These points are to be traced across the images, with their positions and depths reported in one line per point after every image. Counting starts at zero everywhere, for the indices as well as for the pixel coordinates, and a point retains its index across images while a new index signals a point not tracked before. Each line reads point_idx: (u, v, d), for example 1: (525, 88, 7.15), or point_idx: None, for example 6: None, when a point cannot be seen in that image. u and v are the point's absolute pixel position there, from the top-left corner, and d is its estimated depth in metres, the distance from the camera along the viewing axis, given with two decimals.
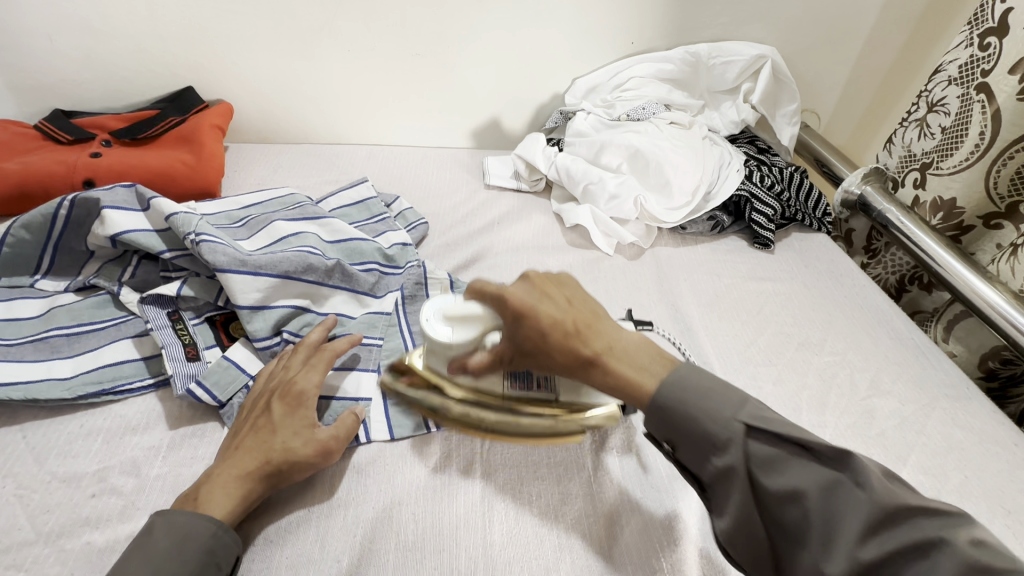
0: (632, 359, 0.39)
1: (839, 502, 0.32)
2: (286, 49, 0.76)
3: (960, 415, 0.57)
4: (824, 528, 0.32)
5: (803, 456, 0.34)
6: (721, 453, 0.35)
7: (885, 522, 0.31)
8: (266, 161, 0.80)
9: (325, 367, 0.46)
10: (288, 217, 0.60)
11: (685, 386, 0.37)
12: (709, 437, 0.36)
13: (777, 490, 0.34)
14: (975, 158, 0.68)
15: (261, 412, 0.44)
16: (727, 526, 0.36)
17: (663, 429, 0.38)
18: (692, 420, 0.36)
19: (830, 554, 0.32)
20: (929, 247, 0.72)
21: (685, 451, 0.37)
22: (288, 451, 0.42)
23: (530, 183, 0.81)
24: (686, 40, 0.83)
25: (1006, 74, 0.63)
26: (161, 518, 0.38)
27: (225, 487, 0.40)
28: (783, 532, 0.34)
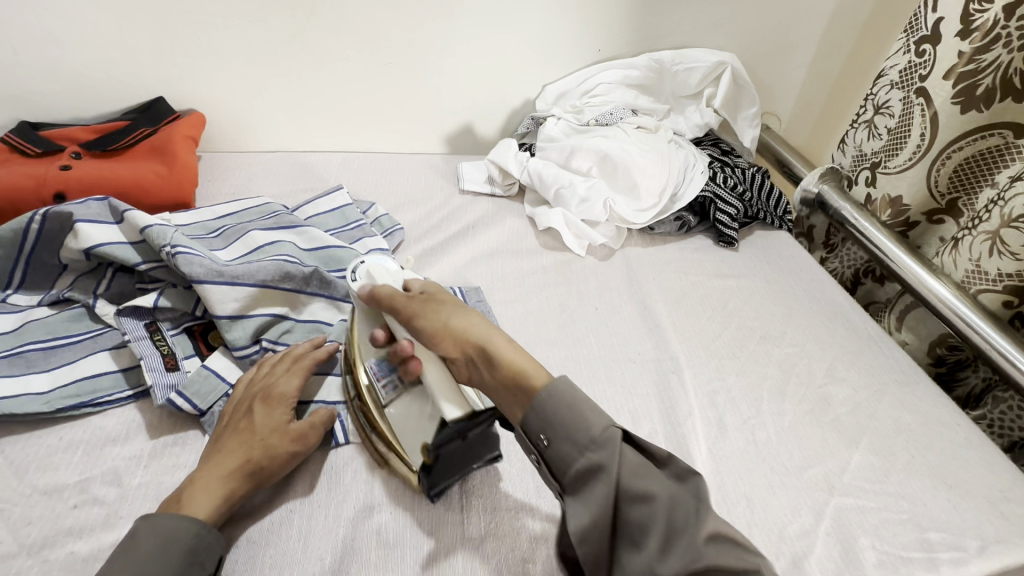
0: (512, 350, 0.45)
1: (680, 509, 0.35)
2: (258, 58, 0.76)
3: (908, 399, 0.61)
4: (663, 531, 0.35)
5: (651, 466, 0.37)
6: (595, 450, 0.38)
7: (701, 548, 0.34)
8: (240, 170, 0.81)
9: (302, 371, 0.49)
10: (264, 227, 0.61)
11: (561, 394, 0.40)
12: (586, 432, 0.39)
13: (634, 489, 0.36)
14: (917, 158, 0.73)
15: (241, 416, 0.45)
16: (581, 522, 0.37)
17: (543, 423, 0.40)
18: (569, 423, 0.39)
19: (664, 557, 0.34)
20: (880, 242, 0.76)
21: (560, 445, 0.39)
22: (270, 447, 0.43)
23: (504, 188, 0.83)
24: (650, 47, 0.86)
25: (941, 80, 0.68)
26: (145, 522, 0.39)
27: (208, 486, 0.41)
28: (626, 530, 0.36)
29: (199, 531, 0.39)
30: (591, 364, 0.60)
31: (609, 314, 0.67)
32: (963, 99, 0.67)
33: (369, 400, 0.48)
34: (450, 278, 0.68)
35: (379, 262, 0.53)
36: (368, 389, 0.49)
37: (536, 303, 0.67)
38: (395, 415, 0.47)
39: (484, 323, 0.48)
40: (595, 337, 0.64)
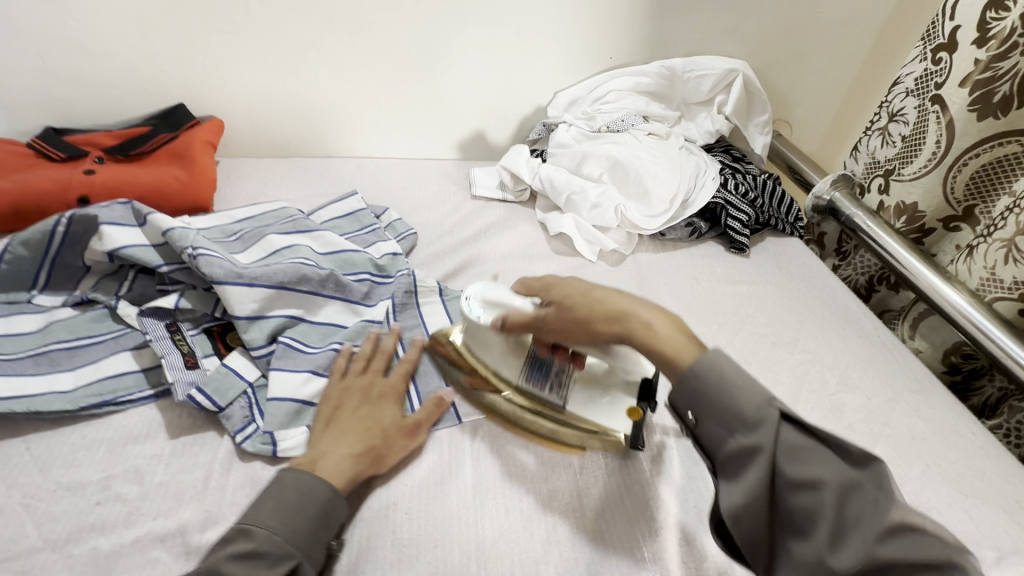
0: (650, 320, 0.43)
1: (853, 499, 0.33)
2: (275, 66, 0.78)
3: (923, 407, 0.61)
4: (836, 519, 0.33)
5: (822, 449, 0.35)
6: (748, 432, 0.36)
7: (899, 532, 0.32)
8: (256, 175, 0.82)
9: (404, 374, 0.52)
10: (281, 230, 0.62)
11: (711, 371, 0.38)
12: (738, 412, 0.36)
13: (796, 477, 0.34)
14: (933, 165, 0.72)
15: (359, 403, 0.48)
16: (731, 502, 0.36)
17: (689, 399, 0.39)
18: (722, 396, 0.37)
19: (839, 549, 0.32)
20: (893, 249, 0.76)
21: (707, 424, 0.38)
22: (390, 436, 0.47)
23: (515, 193, 0.84)
24: (661, 54, 0.87)
25: (957, 87, 0.68)
26: (292, 476, 0.42)
27: (343, 461, 0.43)
28: (787, 518, 0.35)
29: (335, 493, 0.41)
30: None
31: None
32: (980, 107, 0.66)
33: (545, 405, 0.51)
34: (461, 282, 0.69)
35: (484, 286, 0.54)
36: (534, 396, 0.51)
37: None
38: (578, 404, 0.50)
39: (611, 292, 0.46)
40: None
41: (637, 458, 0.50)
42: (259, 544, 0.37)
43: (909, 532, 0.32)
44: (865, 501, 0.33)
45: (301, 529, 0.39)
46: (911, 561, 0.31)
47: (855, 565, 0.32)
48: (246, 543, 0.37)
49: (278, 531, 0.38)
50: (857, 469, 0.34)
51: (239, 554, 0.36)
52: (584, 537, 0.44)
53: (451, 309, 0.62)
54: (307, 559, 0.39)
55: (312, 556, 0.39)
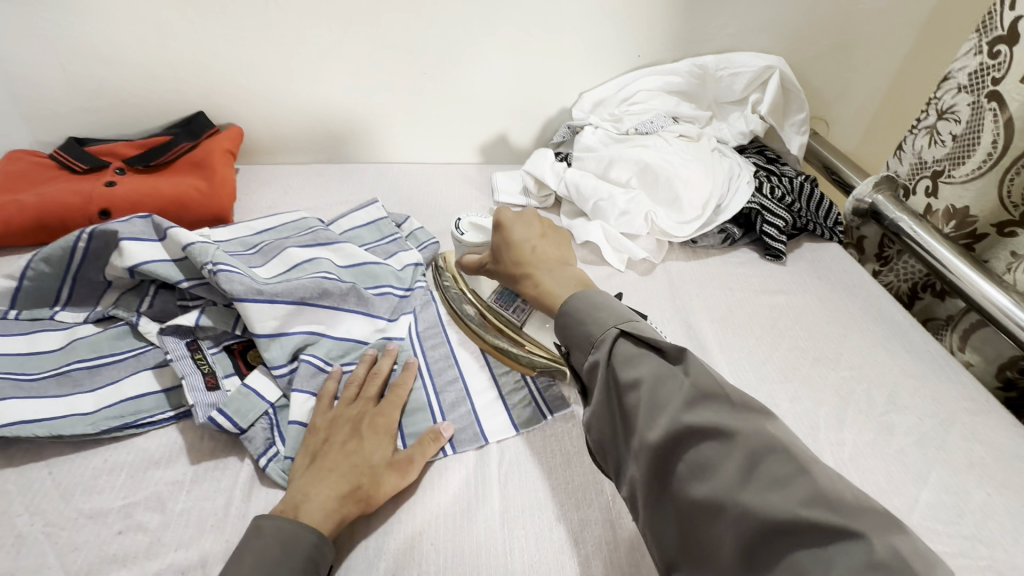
0: (560, 276, 0.50)
1: (665, 387, 0.36)
2: (295, 71, 0.76)
3: (980, 430, 0.57)
4: (654, 408, 0.35)
5: (654, 356, 0.38)
6: (595, 349, 0.40)
7: (700, 402, 0.34)
8: (276, 182, 0.81)
9: (398, 403, 0.49)
10: (301, 243, 0.60)
11: (593, 297, 0.44)
12: (589, 335, 0.41)
13: (625, 377, 0.37)
14: (987, 167, 0.68)
15: (348, 437, 0.45)
16: (588, 411, 0.40)
17: (562, 331, 0.44)
18: (579, 326, 0.42)
19: (657, 426, 0.34)
20: (943, 256, 0.71)
21: (575, 353, 0.42)
22: (379, 472, 0.44)
23: (539, 199, 0.81)
24: (692, 52, 0.83)
25: (1018, 83, 0.63)
26: (270, 523, 0.39)
27: (323, 505, 0.41)
28: (625, 414, 0.37)
29: (320, 539, 0.39)
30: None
31: None
32: None
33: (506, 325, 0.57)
34: None
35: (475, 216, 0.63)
36: (500, 317, 0.57)
37: None
38: (534, 328, 0.55)
39: (547, 253, 0.52)
40: None
41: None
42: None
43: (711, 402, 0.34)
44: (676, 387, 0.35)
45: None
46: (700, 427, 0.33)
47: (665, 437, 0.34)
48: None
49: None
50: (675, 364, 0.37)
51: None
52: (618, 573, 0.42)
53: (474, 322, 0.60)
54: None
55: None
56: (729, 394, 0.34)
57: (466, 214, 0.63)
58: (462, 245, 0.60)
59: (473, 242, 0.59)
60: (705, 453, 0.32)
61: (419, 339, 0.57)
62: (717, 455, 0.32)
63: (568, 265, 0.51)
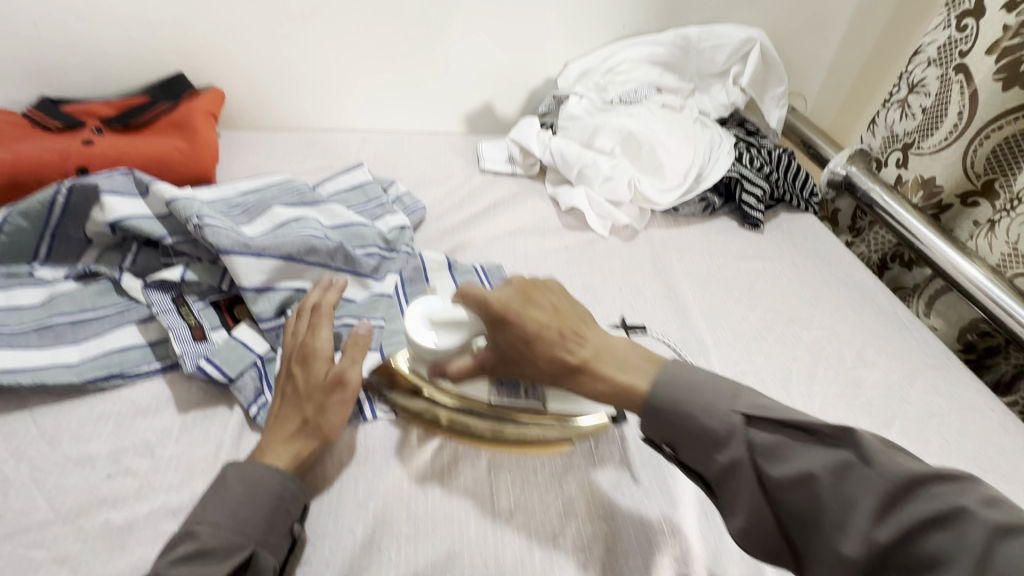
0: (622, 358, 0.42)
1: (846, 482, 0.33)
2: (276, 34, 0.75)
3: (941, 383, 0.60)
4: (836, 511, 0.33)
5: (805, 440, 0.35)
6: (722, 448, 0.37)
7: (898, 495, 0.31)
8: (259, 147, 0.80)
9: (325, 321, 0.48)
10: (287, 203, 0.60)
11: (685, 380, 0.39)
12: (710, 431, 0.37)
13: (782, 476, 0.34)
14: (953, 138, 0.70)
15: (286, 379, 0.45)
16: (739, 524, 0.37)
17: (662, 434, 0.39)
18: (690, 418, 0.38)
19: (845, 534, 0.32)
20: (910, 224, 0.74)
21: (686, 451, 0.38)
22: (320, 406, 0.44)
23: (525, 167, 0.82)
24: (676, 23, 0.84)
25: (983, 56, 0.65)
26: (232, 469, 0.41)
27: (276, 451, 0.42)
28: (795, 518, 0.34)
29: (287, 479, 0.41)
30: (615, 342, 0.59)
31: (633, 294, 0.66)
32: (1005, 76, 0.64)
33: (528, 411, 0.45)
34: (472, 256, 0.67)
35: (426, 300, 0.46)
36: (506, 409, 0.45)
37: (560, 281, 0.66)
38: (558, 403, 0.45)
39: (580, 331, 0.42)
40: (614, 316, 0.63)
41: None
42: (205, 542, 0.36)
43: (905, 497, 0.31)
44: (859, 484, 0.32)
45: (251, 519, 0.38)
46: (917, 522, 0.30)
47: (863, 551, 0.31)
48: (191, 544, 0.36)
49: (225, 526, 0.38)
50: (833, 448, 0.34)
51: (183, 558, 0.35)
52: (599, 510, 0.44)
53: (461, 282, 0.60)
54: (264, 547, 0.38)
55: (270, 542, 0.38)
56: (917, 469, 0.32)
57: (414, 302, 0.46)
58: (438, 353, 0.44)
59: (448, 347, 0.44)
60: (932, 547, 0.30)
61: (405, 296, 0.58)
62: (950, 549, 0.29)
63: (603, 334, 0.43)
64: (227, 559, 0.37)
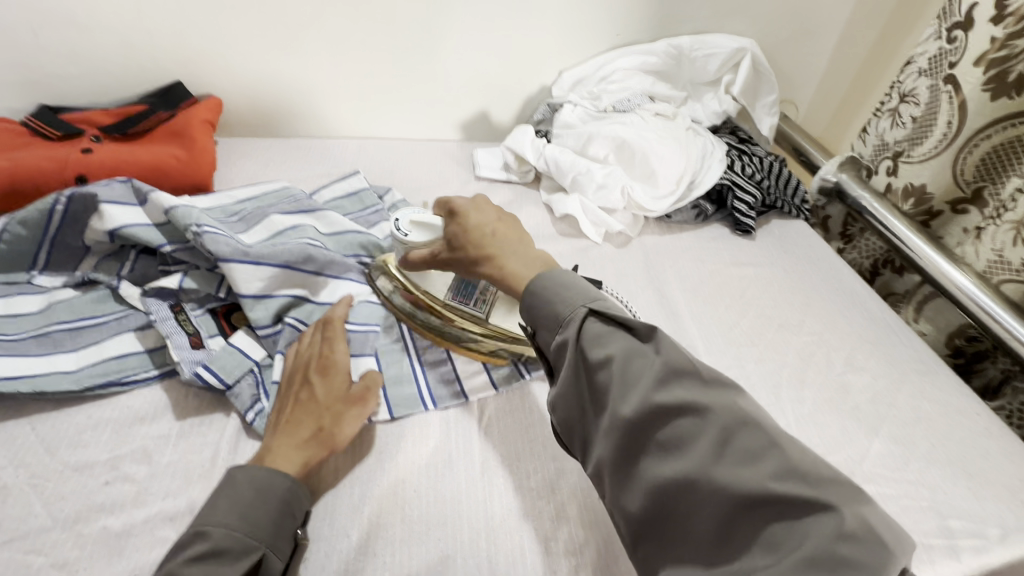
0: (526, 260, 0.46)
1: (635, 365, 0.36)
2: (273, 43, 0.76)
3: (929, 388, 0.61)
4: (625, 386, 0.35)
5: (625, 334, 0.37)
6: (563, 330, 0.39)
7: (671, 380, 0.34)
8: (257, 155, 0.81)
9: (345, 338, 0.50)
10: (285, 211, 0.61)
11: (558, 280, 0.42)
12: (556, 314, 0.40)
13: (595, 356, 0.37)
14: (944, 146, 0.72)
15: (301, 386, 0.46)
16: (555, 391, 0.39)
17: (531, 317, 0.42)
18: (550, 309, 0.41)
19: (627, 399, 0.35)
20: (900, 231, 0.76)
21: (542, 333, 0.41)
22: (336, 416, 0.45)
23: (519, 175, 0.83)
24: (669, 33, 0.85)
25: (972, 67, 0.66)
26: (241, 471, 0.41)
27: (287, 456, 0.42)
28: (596, 394, 0.37)
29: (292, 484, 0.41)
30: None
31: (626, 300, 0.67)
32: (993, 87, 0.65)
33: (469, 319, 0.53)
34: None
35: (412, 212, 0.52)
36: (459, 312, 0.53)
37: None
38: (499, 318, 0.53)
39: (513, 228, 0.49)
40: None
41: None
42: (217, 543, 0.37)
43: (682, 381, 0.34)
44: (645, 366, 0.36)
45: (262, 522, 0.39)
46: (670, 407, 0.33)
47: (638, 412, 0.34)
48: (203, 544, 0.36)
49: (237, 527, 0.38)
50: (645, 343, 0.37)
51: (196, 558, 0.35)
52: (591, 516, 0.44)
53: None
54: (274, 550, 0.39)
55: (278, 546, 0.39)
56: (702, 369, 0.34)
57: (399, 210, 0.53)
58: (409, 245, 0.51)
59: (419, 241, 0.50)
60: (675, 432, 0.33)
61: None
62: (690, 433, 0.32)
63: (529, 245, 0.48)
64: (239, 560, 0.37)
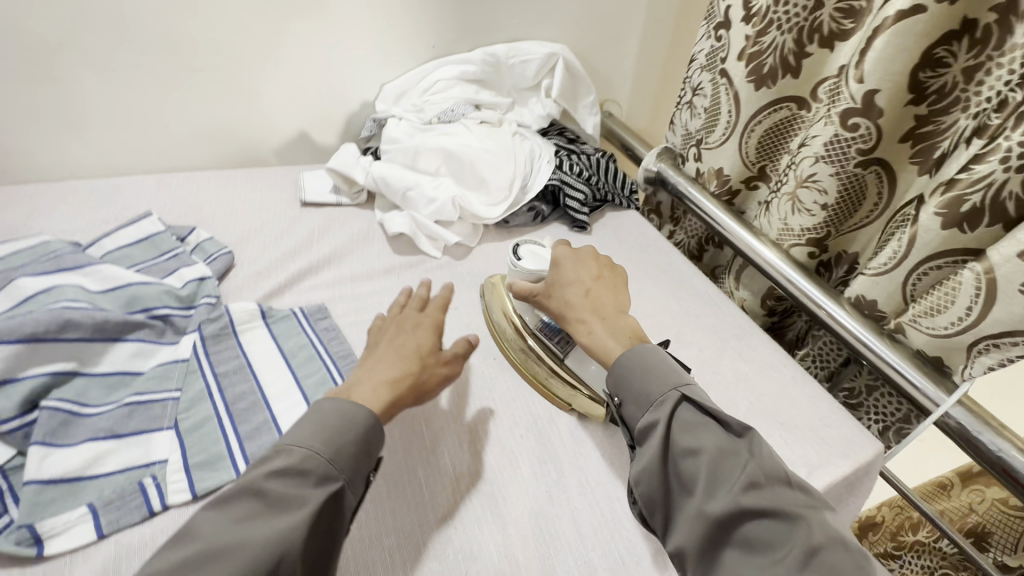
0: (612, 329, 0.50)
1: (727, 461, 0.39)
2: (19, 73, 0.64)
3: (746, 350, 0.68)
4: (709, 480, 0.39)
5: (715, 426, 0.41)
6: (653, 410, 0.43)
7: (761, 486, 0.38)
8: (16, 204, 0.67)
9: (441, 307, 0.54)
10: (36, 271, 0.51)
11: (650, 362, 0.46)
12: (647, 393, 0.44)
13: (683, 444, 0.40)
14: (730, 133, 0.80)
15: (397, 337, 0.50)
16: (638, 469, 0.41)
17: (616, 388, 0.46)
18: (638, 381, 0.45)
19: (712, 498, 0.38)
20: (711, 211, 0.84)
21: (628, 406, 0.45)
22: (426, 367, 0.49)
23: (351, 196, 0.78)
24: (485, 43, 0.87)
25: (736, 62, 0.75)
26: (325, 400, 0.42)
27: (375, 389, 0.45)
28: (677, 481, 0.40)
29: (374, 418, 0.42)
30: (474, 359, 0.59)
31: (469, 311, 0.65)
32: (754, 78, 0.74)
33: (547, 354, 0.56)
34: (290, 298, 0.62)
35: (533, 245, 0.61)
36: (543, 345, 0.57)
37: None
38: (574, 360, 0.55)
39: (599, 296, 0.53)
40: (456, 333, 0.62)
41: (489, 452, 0.51)
42: (299, 463, 0.38)
43: (766, 488, 0.38)
44: (737, 464, 0.39)
45: (344, 450, 0.40)
46: (760, 510, 0.37)
47: (724, 511, 0.37)
48: (287, 460, 0.38)
49: (321, 451, 0.39)
50: (737, 438, 0.41)
51: (277, 473, 0.37)
52: (427, 553, 0.44)
53: (277, 332, 0.56)
54: (349, 486, 0.39)
55: (354, 483, 0.40)
56: (793, 477, 0.39)
57: (523, 240, 0.62)
58: (520, 272, 0.58)
59: (528, 270, 0.57)
60: (754, 532, 0.37)
61: (207, 356, 0.52)
62: (774, 536, 0.36)
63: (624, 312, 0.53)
64: (318, 485, 0.38)
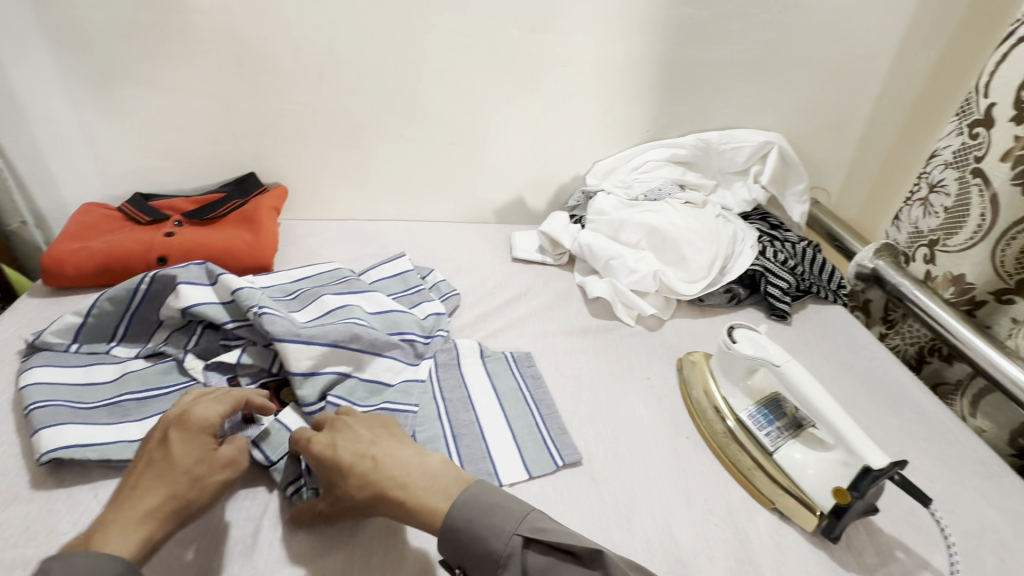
0: (432, 477, 0.45)
1: None
2: (337, 142, 0.86)
3: (993, 495, 0.57)
4: None
5: (568, 560, 0.40)
6: (502, 567, 0.40)
7: None
8: (312, 236, 0.88)
9: (228, 403, 0.47)
10: (335, 291, 0.66)
11: (483, 499, 0.43)
12: (491, 552, 0.41)
13: None
14: (979, 238, 0.71)
15: (157, 445, 0.44)
16: None
17: (454, 552, 0.42)
18: (478, 538, 0.41)
19: None
20: (943, 319, 0.73)
21: (474, 571, 0.42)
22: (198, 480, 0.43)
23: (554, 257, 0.87)
24: (697, 128, 0.91)
25: (998, 163, 0.68)
26: (59, 562, 0.36)
27: (128, 527, 0.40)
28: None
29: (128, 567, 0.38)
30: (666, 434, 0.59)
31: (660, 384, 0.66)
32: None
33: (755, 443, 0.55)
34: (501, 343, 0.70)
35: (747, 329, 0.60)
36: (750, 433, 0.56)
37: (586, 368, 0.67)
38: (783, 453, 0.53)
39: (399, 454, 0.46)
40: (648, 403, 0.63)
41: (683, 536, 0.50)
42: None
43: None
44: None
45: None
46: None
47: None
48: None
49: None
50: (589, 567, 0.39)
51: None
52: None
53: (491, 368, 0.65)
54: None
55: None
56: None
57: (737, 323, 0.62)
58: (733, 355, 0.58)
59: (744, 355, 0.57)
60: None
61: (438, 380, 0.62)
62: None
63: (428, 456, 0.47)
64: None
